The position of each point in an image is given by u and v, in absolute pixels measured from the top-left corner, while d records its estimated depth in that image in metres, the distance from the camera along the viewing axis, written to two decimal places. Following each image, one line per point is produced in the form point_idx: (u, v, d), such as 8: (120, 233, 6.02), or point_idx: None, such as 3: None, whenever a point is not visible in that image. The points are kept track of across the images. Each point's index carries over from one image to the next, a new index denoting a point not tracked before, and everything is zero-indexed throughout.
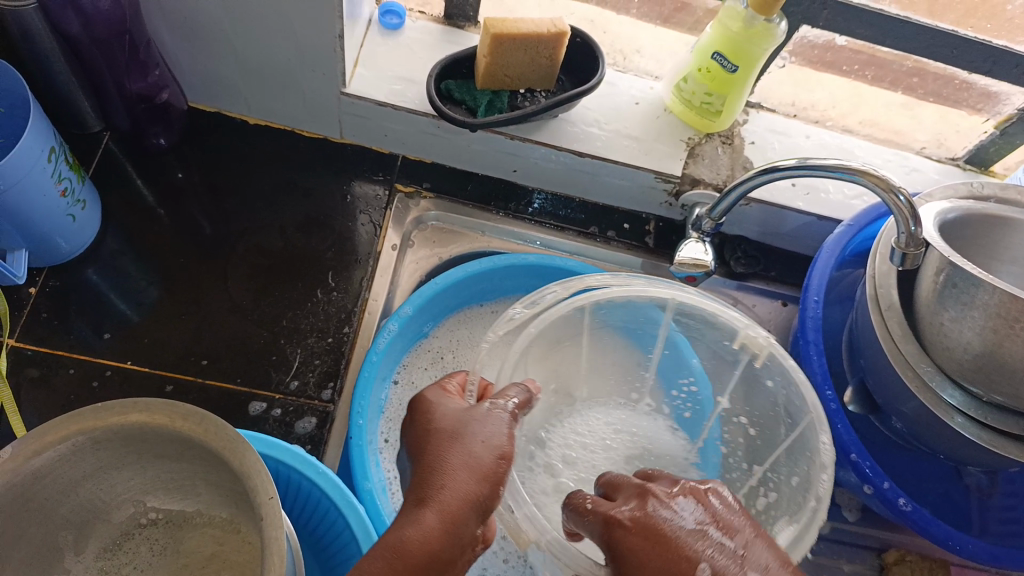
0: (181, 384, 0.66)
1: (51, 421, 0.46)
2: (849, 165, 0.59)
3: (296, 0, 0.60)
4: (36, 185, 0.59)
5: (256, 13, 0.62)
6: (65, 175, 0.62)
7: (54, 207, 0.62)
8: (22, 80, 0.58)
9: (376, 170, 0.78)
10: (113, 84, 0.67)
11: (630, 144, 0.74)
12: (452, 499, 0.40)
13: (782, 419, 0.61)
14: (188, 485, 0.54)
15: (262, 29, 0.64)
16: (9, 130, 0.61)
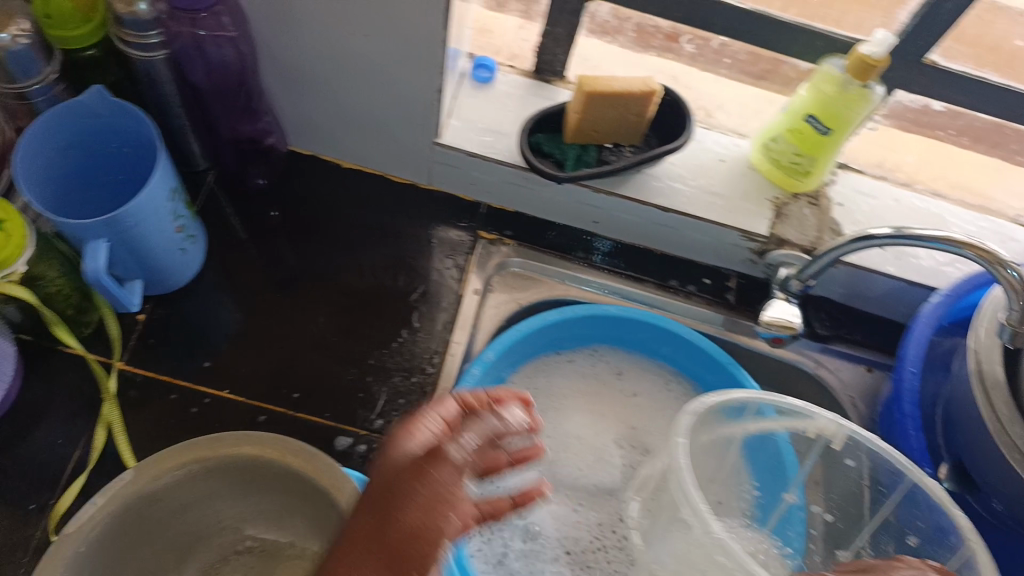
0: (273, 415, 0.68)
1: (174, 446, 0.50)
2: (952, 235, 0.60)
3: (404, 57, 0.64)
4: (157, 222, 0.63)
5: (364, 67, 0.66)
6: (182, 214, 0.66)
7: (169, 242, 0.66)
8: (151, 124, 0.62)
9: (461, 217, 0.80)
10: (226, 128, 0.72)
11: (714, 200, 0.75)
12: (398, 491, 0.40)
13: (870, 493, 0.63)
14: (284, 516, 0.56)
15: (369, 82, 0.67)
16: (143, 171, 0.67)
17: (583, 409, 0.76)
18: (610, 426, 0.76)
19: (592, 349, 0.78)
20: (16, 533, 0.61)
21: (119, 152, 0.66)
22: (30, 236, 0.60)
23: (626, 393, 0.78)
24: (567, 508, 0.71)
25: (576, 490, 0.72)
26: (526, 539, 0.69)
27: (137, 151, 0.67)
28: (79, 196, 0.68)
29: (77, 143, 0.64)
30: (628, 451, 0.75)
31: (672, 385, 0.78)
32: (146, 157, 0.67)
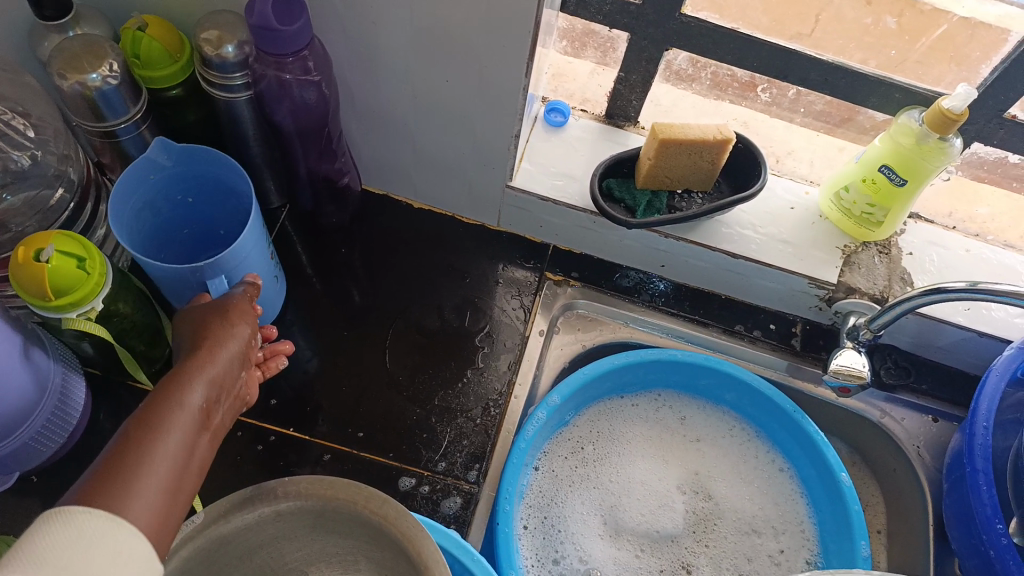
0: (339, 454, 0.68)
1: (243, 491, 0.51)
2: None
3: (484, 102, 0.64)
4: (254, 257, 0.64)
5: (443, 111, 0.67)
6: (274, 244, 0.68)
7: (264, 272, 0.67)
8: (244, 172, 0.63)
9: (527, 257, 0.80)
10: (303, 168, 0.73)
11: (784, 248, 0.74)
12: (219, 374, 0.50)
13: None
14: (349, 559, 0.57)
15: (446, 126, 0.68)
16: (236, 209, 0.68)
17: (646, 453, 0.75)
18: (672, 471, 0.74)
19: (655, 395, 0.78)
20: None
21: (200, 192, 0.67)
22: (109, 275, 0.60)
23: (688, 438, 0.77)
24: (629, 554, 0.70)
25: (638, 536, 0.71)
26: None
27: (219, 193, 0.68)
28: (161, 238, 0.70)
29: (148, 203, 0.65)
30: (691, 497, 0.74)
31: (735, 432, 0.77)
32: (230, 197, 0.68)
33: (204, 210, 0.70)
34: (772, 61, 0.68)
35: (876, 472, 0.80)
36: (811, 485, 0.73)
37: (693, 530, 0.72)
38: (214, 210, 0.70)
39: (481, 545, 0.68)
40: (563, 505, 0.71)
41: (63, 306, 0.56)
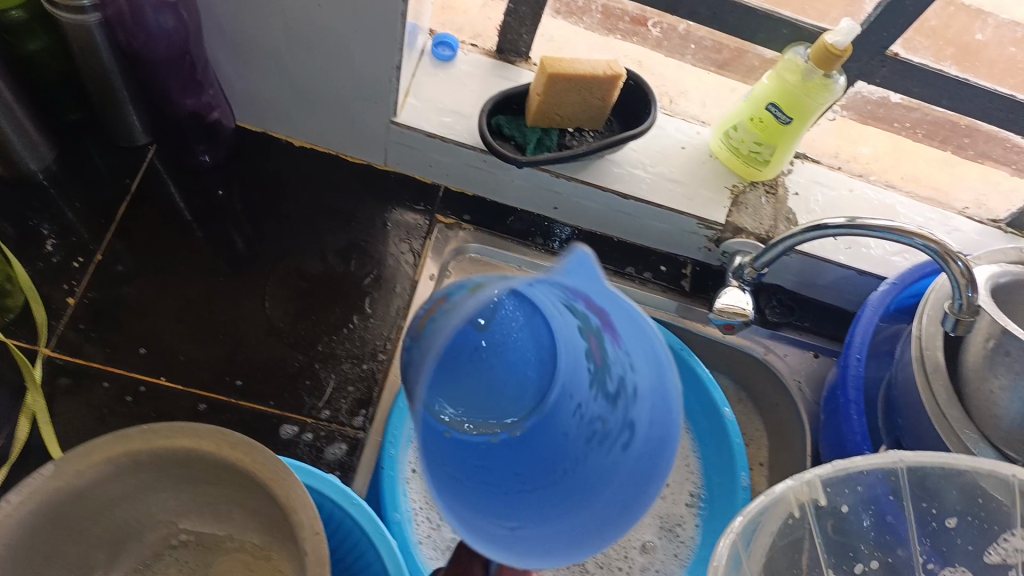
0: (216, 403, 0.65)
1: (100, 440, 0.47)
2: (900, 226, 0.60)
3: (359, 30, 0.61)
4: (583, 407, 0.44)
5: (315, 41, 0.63)
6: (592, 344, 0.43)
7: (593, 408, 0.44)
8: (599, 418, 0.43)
9: (417, 199, 0.78)
10: (166, 101, 0.68)
11: (674, 188, 0.74)
12: None
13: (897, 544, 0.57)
14: (223, 509, 0.53)
15: (323, 58, 0.65)
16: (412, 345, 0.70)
17: None
18: None
19: None
20: None
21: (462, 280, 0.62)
22: None
23: None
24: None
25: None
26: None
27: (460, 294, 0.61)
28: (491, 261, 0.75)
29: None
30: None
31: None
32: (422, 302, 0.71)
33: None
34: None
35: (760, 407, 0.83)
36: (696, 420, 0.75)
37: None
38: None
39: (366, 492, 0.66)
40: None
41: None
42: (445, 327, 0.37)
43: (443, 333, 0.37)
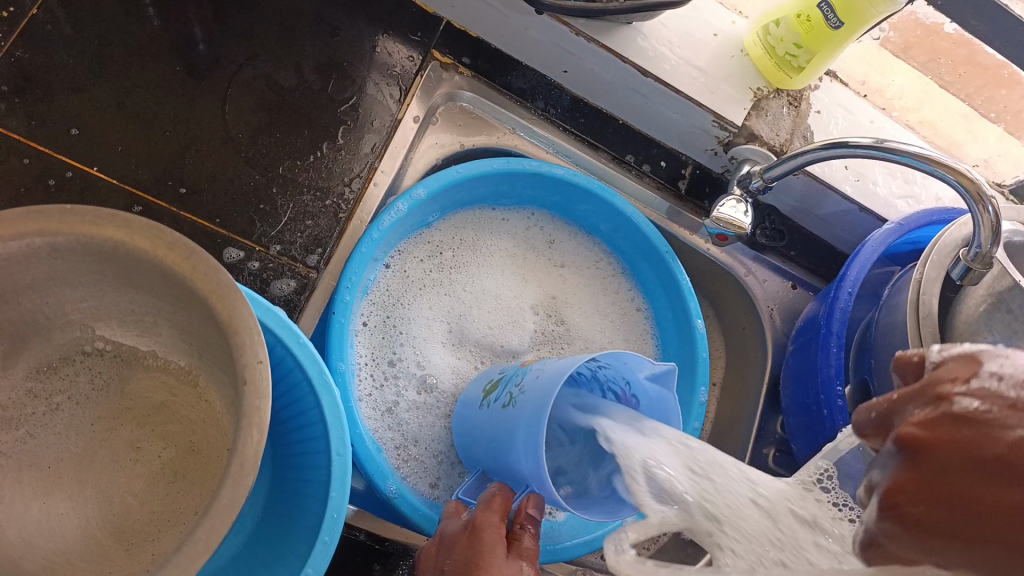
0: (152, 208, 0.58)
1: (7, 212, 0.38)
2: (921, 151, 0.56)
3: None
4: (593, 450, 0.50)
5: None
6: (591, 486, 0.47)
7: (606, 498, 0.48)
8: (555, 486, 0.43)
9: (414, 29, 0.69)
10: None
11: (697, 76, 0.68)
12: None
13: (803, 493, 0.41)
14: (149, 322, 0.47)
15: None
16: (453, 267, 0.68)
17: (507, 269, 0.70)
18: (531, 292, 0.70)
19: (529, 214, 0.72)
20: None
21: (511, 196, 0.70)
22: None
23: (552, 261, 0.72)
24: (469, 365, 0.66)
25: (482, 348, 0.67)
26: (420, 391, 0.64)
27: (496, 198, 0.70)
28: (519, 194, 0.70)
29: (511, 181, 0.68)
30: (543, 320, 0.69)
31: (600, 264, 0.73)
32: (460, 199, 0.68)
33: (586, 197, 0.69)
34: None
35: (725, 329, 0.81)
36: (662, 326, 0.72)
37: (541, 349, 0.68)
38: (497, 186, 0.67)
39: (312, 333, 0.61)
40: (409, 307, 0.66)
41: None
42: (544, 374, 0.47)
43: (535, 383, 0.47)
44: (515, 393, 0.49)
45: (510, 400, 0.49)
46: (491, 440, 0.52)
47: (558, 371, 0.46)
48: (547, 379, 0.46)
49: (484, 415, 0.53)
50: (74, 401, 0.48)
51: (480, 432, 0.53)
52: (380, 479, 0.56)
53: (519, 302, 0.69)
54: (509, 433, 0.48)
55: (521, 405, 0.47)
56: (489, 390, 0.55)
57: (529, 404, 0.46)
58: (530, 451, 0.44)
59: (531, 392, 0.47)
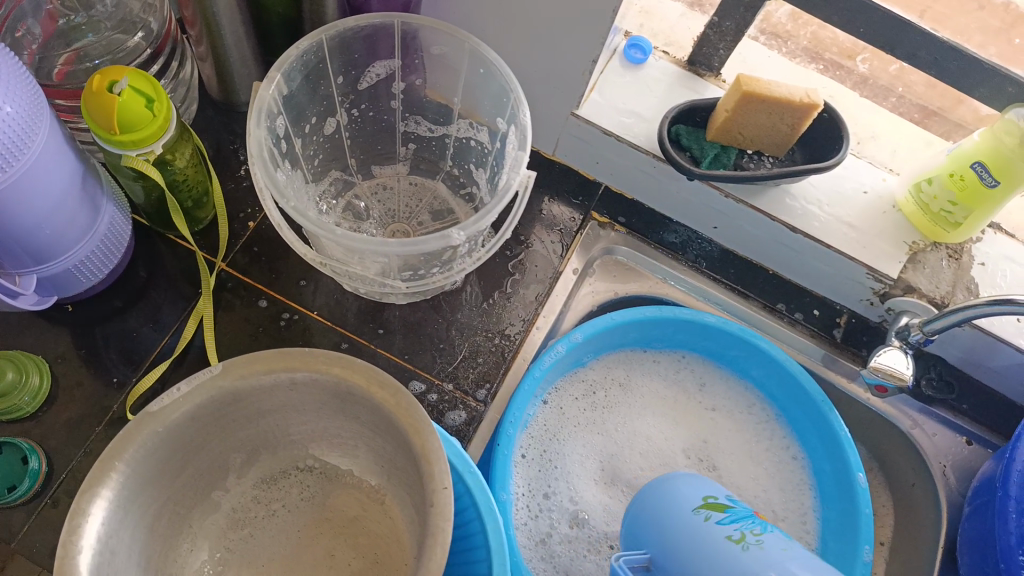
0: (356, 345, 0.70)
1: (267, 351, 0.49)
2: None
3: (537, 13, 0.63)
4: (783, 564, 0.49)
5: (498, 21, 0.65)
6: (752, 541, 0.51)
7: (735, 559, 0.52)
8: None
9: (576, 193, 0.79)
10: None
11: (847, 232, 0.71)
12: None
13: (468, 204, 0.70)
14: (351, 445, 0.56)
15: (495, 30, 0.67)
16: (605, 406, 0.74)
17: (657, 410, 0.75)
18: (681, 435, 0.74)
19: (680, 356, 0.77)
20: (97, 400, 0.65)
21: (662, 340, 0.75)
22: (174, 119, 0.60)
23: (704, 406, 0.75)
24: (619, 503, 0.70)
25: (633, 489, 0.71)
26: (573, 525, 0.68)
27: (641, 337, 0.74)
28: (671, 336, 0.75)
29: (655, 325, 0.73)
30: (694, 464, 0.73)
31: (753, 410, 0.75)
32: (618, 338, 0.74)
33: (738, 343, 0.73)
34: (884, 27, 0.62)
35: (888, 481, 0.78)
36: (822, 477, 0.71)
37: None
38: (648, 333, 0.74)
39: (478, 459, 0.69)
40: (565, 443, 0.72)
41: (126, 143, 0.56)
42: (789, 558, 0.49)
43: (774, 552, 0.49)
44: (748, 536, 0.52)
45: (740, 539, 0.51)
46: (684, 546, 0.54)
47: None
48: (794, 569, 0.47)
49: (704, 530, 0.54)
50: (286, 507, 0.57)
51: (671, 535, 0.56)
52: None
53: (668, 445, 0.73)
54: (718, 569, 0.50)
55: (763, 558, 0.49)
56: (708, 506, 0.56)
57: (759, 563, 0.49)
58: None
59: (768, 555, 0.49)
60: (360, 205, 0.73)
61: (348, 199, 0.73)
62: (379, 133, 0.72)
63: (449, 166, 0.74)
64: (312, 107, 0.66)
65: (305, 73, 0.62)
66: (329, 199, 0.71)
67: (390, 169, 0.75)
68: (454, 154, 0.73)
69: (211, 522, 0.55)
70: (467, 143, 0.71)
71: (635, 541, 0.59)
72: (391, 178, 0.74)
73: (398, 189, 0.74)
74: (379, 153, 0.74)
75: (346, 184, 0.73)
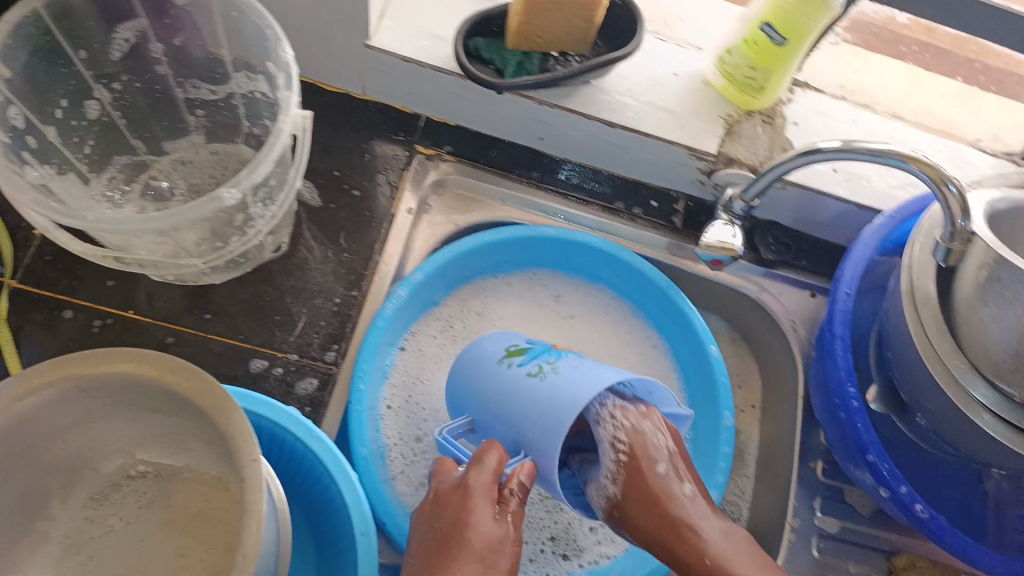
0: (183, 337, 0.65)
1: (41, 363, 0.45)
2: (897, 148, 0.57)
3: None
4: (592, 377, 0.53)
5: None
6: (546, 365, 0.55)
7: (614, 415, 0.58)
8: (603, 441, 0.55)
9: (397, 129, 0.75)
10: None
11: (663, 116, 0.70)
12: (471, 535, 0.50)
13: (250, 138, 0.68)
14: (180, 440, 0.52)
15: None
16: (466, 335, 0.72)
17: (519, 331, 0.73)
18: None
19: (531, 272, 0.75)
20: None
21: (510, 261, 0.74)
22: None
23: (562, 314, 0.75)
24: None
25: None
26: None
27: (486, 262, 0.73)
28: (518, 254, 0.73)
29: (497, 247, 0.71)
30: None
31: (611, 309, 0.75)
32: (464, 268, 0.71)
33: (580, 248, 0.72)
34: None
35: (755, 352, 0.80)
36: (681, 359, 0.73)
37: None
38: (493, 255, 0.72)
39: (336, 430, 0.65)
40: (429, 383, 0.69)
41: None
42: (583, 373, 0.53)
43: (569, 377, 0.53)
44: (546, 367, 0.55)
45: (539, 372, 0.55)
46: (500, 402, 0.55)
47: (598, 381, 0.52)
48: (592, 381, 0.52)
49: (508, 378, 0.55)
50: (124, 520, 0.54)
51: (487, 391, 0.57)
52: None
53: None
54: (529, 401, 0.53)
55: (558, 386, 0.53)
56: (512, 353, 0.58)
57: (565, 388, 0.52)
58: (552, 422, 0.52)
59: (566, 381, 0.53)
60: (161, 184, 0.66)
61: (144, 180, 0.66)
62: (156, 104, 0.67)
63: (246, 127, 0.68)
64: (59, 89, 0.60)
65: (34, 50, 0.57)
66: (120, 189, 0.65)
67: (183, 143, 0.68)
68: (247, 112, 0.67)
69: (41, 555, 0.51)
70: (253, 96, 0.65)
71: (456, 407, 0.60)
72: (187, 152, 0.68)
73: (198, 161, 0.68)
74: (164, 130, 0.68)
75: (137, 166, 0.66)
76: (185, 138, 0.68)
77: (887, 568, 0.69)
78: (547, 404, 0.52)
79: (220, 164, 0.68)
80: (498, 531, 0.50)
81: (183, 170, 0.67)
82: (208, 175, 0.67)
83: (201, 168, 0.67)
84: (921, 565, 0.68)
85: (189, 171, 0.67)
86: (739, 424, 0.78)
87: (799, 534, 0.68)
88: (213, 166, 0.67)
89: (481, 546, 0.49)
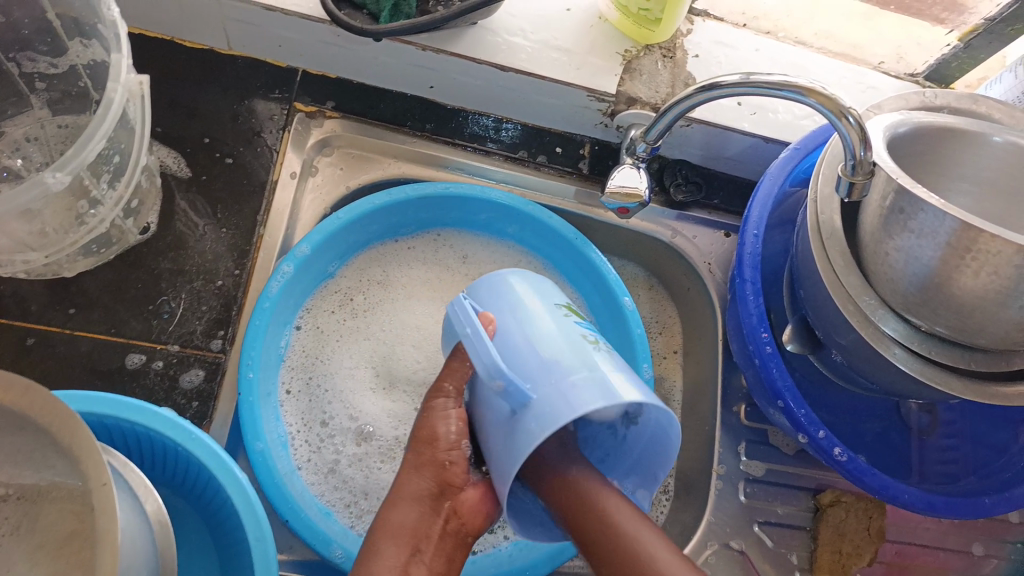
0: (46, 336, 0.59)
1: None
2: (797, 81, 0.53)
3: None
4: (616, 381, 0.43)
5: None
6: (599, 343, 0.46)
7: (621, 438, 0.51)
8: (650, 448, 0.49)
9: (272, 86, 0.68)
10: None
11: (558, 56, 0.66)
12: (412, 487, 0.48)
13: (92, 100, 0.60)
14: (41, 454, 0.46)
15: None
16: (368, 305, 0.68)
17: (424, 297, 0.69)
18: None
19: (435, 234, 0.71)
20: None
21: (410, 224, 0.69)
22: None
23: (470, 278, 0.71)
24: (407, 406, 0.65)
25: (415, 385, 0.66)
26: (359, 442, 0.63)
27: (381, 228, 0.68)
28: (413, 215, 0.68)
29: (390, 213, 0.67)
30: None
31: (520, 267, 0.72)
32: (358, 235, 0.67)
33: (482, 207, 0.68)
34: None
35: (673, 295, 0.78)
36: (596, 313, 0.70)
37: None
38: (387, 219, 0.67)
39: (225, 436, 0.60)
40: (330, 362, 0.65)
41: None
42: (610, 366, 0.44)
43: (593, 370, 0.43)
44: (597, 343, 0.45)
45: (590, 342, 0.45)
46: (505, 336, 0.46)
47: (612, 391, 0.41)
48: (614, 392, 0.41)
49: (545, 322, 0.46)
50: None
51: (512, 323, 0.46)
52: (324, 546, 0.55)
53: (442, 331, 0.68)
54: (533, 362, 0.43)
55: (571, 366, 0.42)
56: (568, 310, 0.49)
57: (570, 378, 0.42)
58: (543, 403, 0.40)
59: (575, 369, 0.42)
60: (11, 162, 0.59)
61: None
62: None
63: (95, 98, 0.60)
64: None
65: None
66: None
67: (26, 119, 0.60)
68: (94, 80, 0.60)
69: None
70: (94, 63, 0.58)
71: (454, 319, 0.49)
72: (31, 128, 0.60)
73: (46, 136, 0.60)
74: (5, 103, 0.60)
75: None
76: (26, 110, 0.60)
77: (813, 505, 0.69)
78: (552, 399, 0.41)
79: (66, 133, 0.60)
80: (428, 474, 0.48)
81: (26, 144, 0.59)
82: (50, 144, 0.59)
83: (44, 142, 0.60)
84: (845, 500, 0.68)
85: (32, 143, 0.59)
86: (661, 370, 0.76)
87: (726, 479, 0.68)
88: (57, 134, 0.60)
89: (412, 493, 0.48)
